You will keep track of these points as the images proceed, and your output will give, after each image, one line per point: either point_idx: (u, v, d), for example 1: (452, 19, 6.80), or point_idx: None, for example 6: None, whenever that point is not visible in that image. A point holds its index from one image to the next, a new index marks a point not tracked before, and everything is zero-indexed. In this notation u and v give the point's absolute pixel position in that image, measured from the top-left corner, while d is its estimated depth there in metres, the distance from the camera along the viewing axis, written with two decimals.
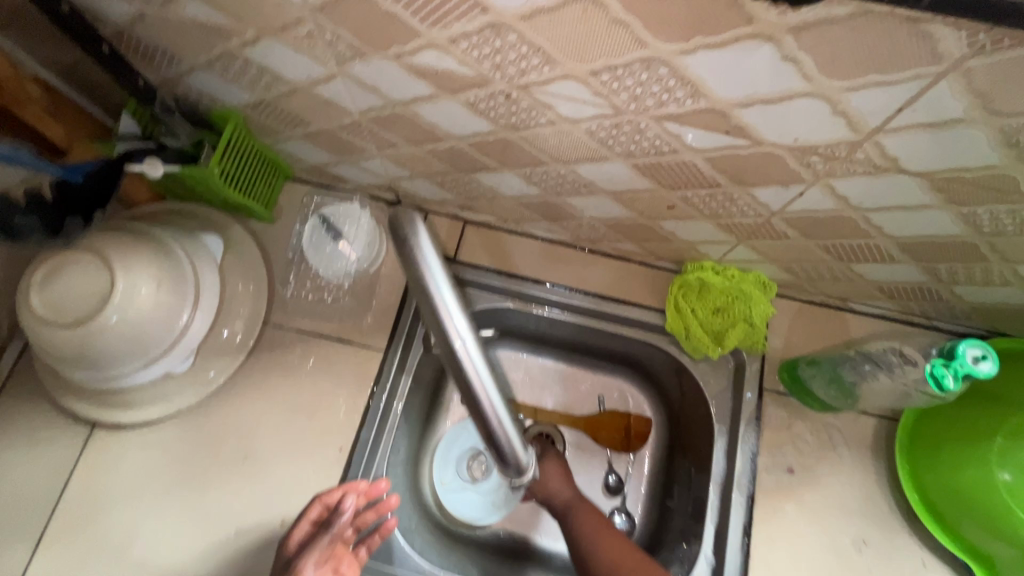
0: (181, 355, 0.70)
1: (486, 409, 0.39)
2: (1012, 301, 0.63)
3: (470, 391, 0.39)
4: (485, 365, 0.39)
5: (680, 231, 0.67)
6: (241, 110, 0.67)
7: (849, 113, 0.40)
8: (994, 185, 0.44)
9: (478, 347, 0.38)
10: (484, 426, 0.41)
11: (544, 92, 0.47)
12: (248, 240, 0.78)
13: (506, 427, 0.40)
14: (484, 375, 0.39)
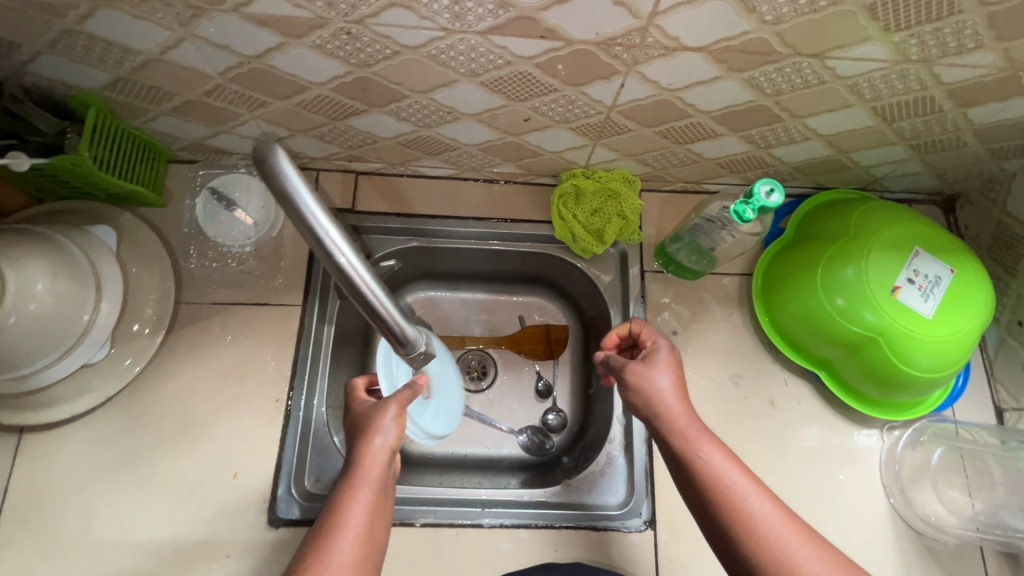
0: (96, 344, 0.72)
1: (373, 302, 0.47)
2: (817, 154, 0.76)
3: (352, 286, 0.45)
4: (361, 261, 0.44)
5: (544, 142, 0.75)
6: (100, 93, 0.68)
7: (625, 2, 0.49)
8: (754, 49, 0.55)
9: (356, 255, 0.44)
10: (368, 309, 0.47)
11: (379, 23, 0.53)
12: (141, 225, 0.79)
13: (386, 305, 0.47)
14: (368, 277, 0.45)
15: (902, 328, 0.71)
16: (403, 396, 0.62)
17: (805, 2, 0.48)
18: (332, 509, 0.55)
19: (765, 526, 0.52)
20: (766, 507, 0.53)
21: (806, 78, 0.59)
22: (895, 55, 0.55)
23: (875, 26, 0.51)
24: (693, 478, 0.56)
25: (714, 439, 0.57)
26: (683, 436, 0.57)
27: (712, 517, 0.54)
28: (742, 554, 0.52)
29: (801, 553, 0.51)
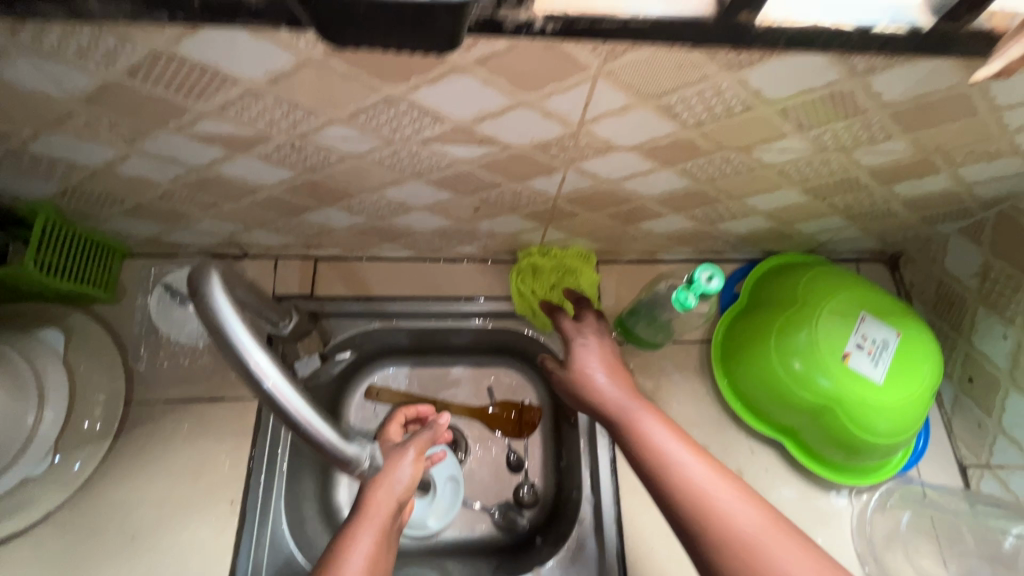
0: (37, 454, 0.69)
1: (304, 423, 0.46)
2: (759, 226, 0.80)
3: (289, 417, 0.45)
4: (295, 389, 0.45)
5: (497, 226, 0.77)
6: (51, 201, 0.68)
7: (554, 114, 0.51)
8: (683, 146, 0.58)
9: (282, 376, 0.44)
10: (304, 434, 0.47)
11: (321, 137, 0.55)
12: (91, 325, 0.78)
13: (325, 431, 0.47)
14: (297, 398, 0.45)
15: (852, 393, 0.72)
16: (423, 439, 0.66)
17: (722, 108, 0.52)
18: (338, 542, 0.53)
19: (688, 477, 0.52)
20: (687, 457, 0.54)
21: (737, 166, 0.62)
22: (814, 146, 0.58)
23: (791, 124, 0.54)
24: (629, 449, 0.58)
25: (651, 410, 0.60)
26: (619, 413, 0.61)
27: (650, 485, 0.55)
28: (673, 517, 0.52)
29: (722, 499, 0.50)
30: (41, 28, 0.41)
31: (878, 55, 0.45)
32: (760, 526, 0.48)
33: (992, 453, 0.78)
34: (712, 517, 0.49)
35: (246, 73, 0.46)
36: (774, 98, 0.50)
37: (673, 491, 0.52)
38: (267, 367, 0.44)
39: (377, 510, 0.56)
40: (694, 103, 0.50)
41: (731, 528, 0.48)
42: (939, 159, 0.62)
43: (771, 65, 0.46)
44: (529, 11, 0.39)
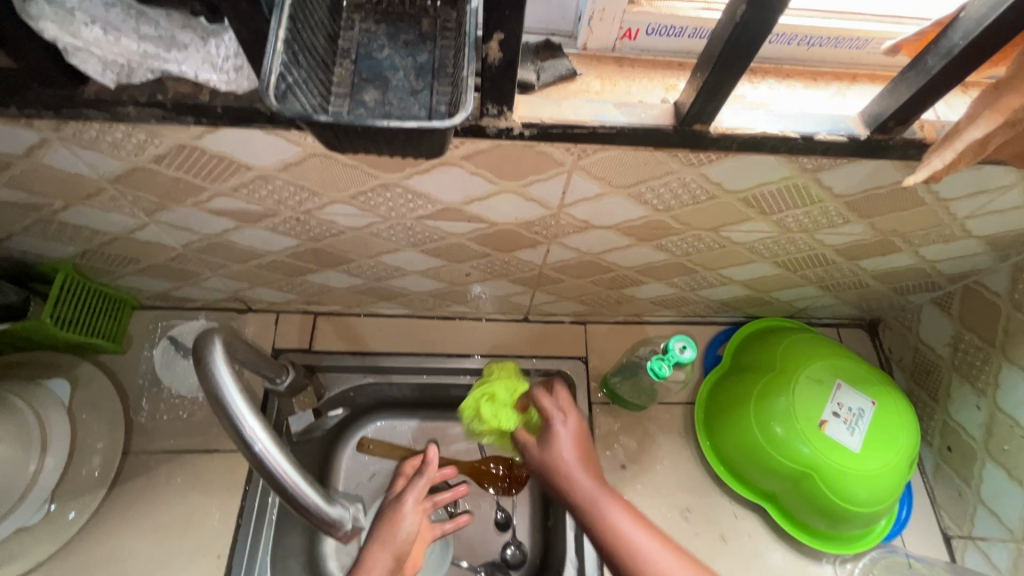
0: (34, 506, 0.72)
1: (293, 488, 0.48)
2: (739, 294, 0.84)
3: (278, 482, 0.48)
4: (284, 454, 0.48)
5: (487, 290, 0.81)
6: (70, 261, 0.73)
7: (536, 198, 0.57)
8: (657, 226, 0.62)
9: (272, 440, 0.48)
10: (291, 499, 0.49)
11: (325, 213, 0.60)
12: (97, 375, 0.81)
13: (311, 495, 0.50)
14: (286, 463, 0.48)
15: (831, 461, 0.74)
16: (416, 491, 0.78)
17: (689, 196, 0.57)
18: None
19: (640, 550, 0.59)
20: (639, 533, 0.60)
21: (708, 244, 0.67)
22: (778, 228, 0.63)
23: (754, 210, 0.59)
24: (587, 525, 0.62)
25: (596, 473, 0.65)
26: (578, 486, 0.64)
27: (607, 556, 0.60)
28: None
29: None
30: (81, 125, 0.47)
31: (823, 157, 0.50)
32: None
33: (973, 524, 0.79)
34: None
35: (258, 161, 0.51)
36: (735, 189, 0.55)
37: (619, 554, 0.59)
38: (258, 432, 0.47)
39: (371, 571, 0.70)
40: (662, 192, 0.56)
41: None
42: (898, 240, 0.67)
43: (728, 163, 0.51)
44: (509, 119, 0.45)
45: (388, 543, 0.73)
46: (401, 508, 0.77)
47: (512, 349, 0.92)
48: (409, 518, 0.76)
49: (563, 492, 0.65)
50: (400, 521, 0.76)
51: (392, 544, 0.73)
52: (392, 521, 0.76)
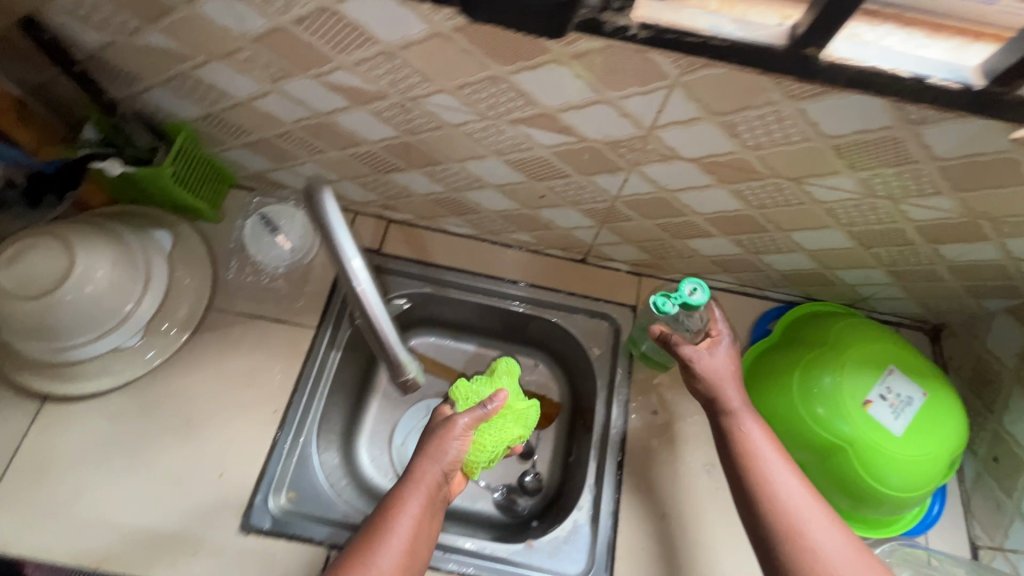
0: (131, 332, 0.80)
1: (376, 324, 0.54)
2: (803, 267, 0.84)
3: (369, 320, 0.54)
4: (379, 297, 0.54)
5: (557, 218, 0.84)
6: (190, 123, 0.80)
7: (630, 114, 0.59)
8: (739, 166, 0.64)
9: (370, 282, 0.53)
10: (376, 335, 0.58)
11: (429, 102, 0.64)
12: (193, 235, 0.89)
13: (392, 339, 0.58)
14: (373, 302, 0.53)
15: (868, 438, 0.74)
16: (477, 413, 0.75)
17: (781, 135, 0.57)
18: (385, 510, 0.67)
19: (757, 454, 0.65)
20: (762, 437, 0.66)
21: (787, 197, 0.67)
22: (863, 189, 0.63)
23: (843, 163, 0.60)
24: (721, 428, 0.69)
25: (759, 423, 0.68)
26: (723, 396, 0.70)
27: (732, 465, 0.66)
28: (766, 477, 0.63)
29: (792, 477, 0.63)
30: None
31: (930, 107, 0.50)
32: (804, 496, 0.61)
33: (1005, 536, 0.77)
34: (778, 484, 0.62)
35: (385, 35, 0.56)
36: (831, 133, 0.56)
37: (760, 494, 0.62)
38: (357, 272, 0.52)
39: (424, 478, 0.70)
40: (756, 126, 0.57)
41: (798, 496, 0.61)
42: (987, 226, 0.65)
43: (830, 100, 0.52)
44: (628, 18, 0.47)
45: (439, 458, 0.71)
46: (454, 425, 0.74)
47: (566, 286, 0.96)
48: (458, 439, 0.73)
49: (711, 404, 0.71)
50: (449, 440, 0.72)
51: (444, 461, 0.71)
52: (442, 437, 0.73)
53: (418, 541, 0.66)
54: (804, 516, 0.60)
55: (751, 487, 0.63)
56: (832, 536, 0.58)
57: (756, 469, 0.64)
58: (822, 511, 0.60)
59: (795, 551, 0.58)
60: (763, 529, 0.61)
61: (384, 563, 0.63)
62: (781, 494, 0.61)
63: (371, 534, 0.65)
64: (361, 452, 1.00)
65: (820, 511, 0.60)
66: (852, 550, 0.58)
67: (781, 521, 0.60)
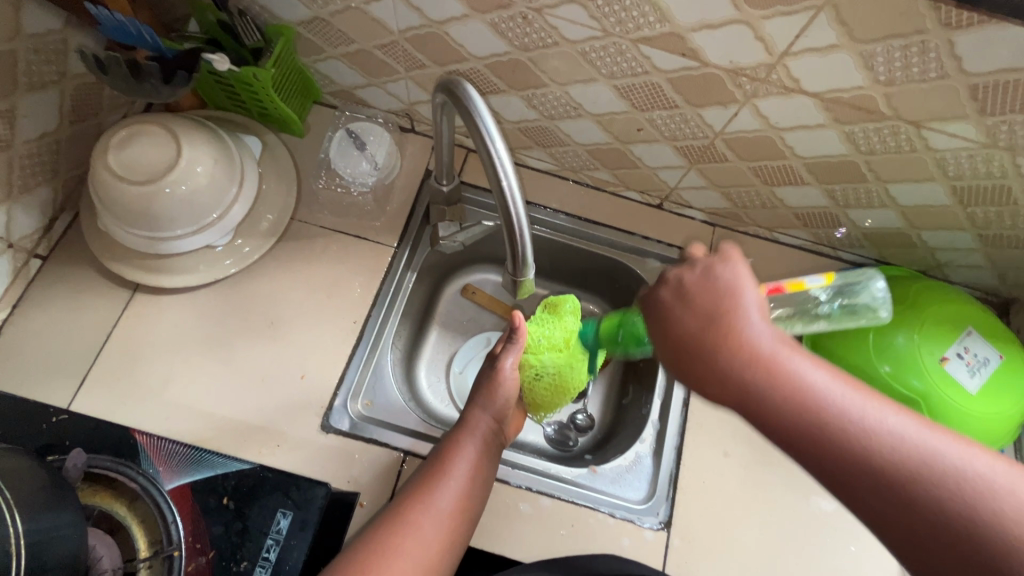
0: (222, 231, 0.81)
1: (516, 228, 0.53)
2: (889, 225, 0.84)
3: (507, 213, 0.52)
4: (519, 189, 0.51)
5: (646, 155, 0.84)
6: (293, 28, 0.80)
7: (764, 38, 0.58)
8: (860, 105, 0.63)
9: (514, 173, 0.50)
10: (508, 236, 0.54)
11: (553, 15, 0.64)
12: (281, 146, 0.90)
13: (524, 240, 0.54)
14: (518, 204, 0.52)
15: (941, 393, 0.75)
16: (516, 350, 0.77)
17: (918, 70, 0.57)
18: (443, 456, 0.71)
19: (827, 396, 0.45)
20: (832, 377, 0.46)
21: (900, 143, 0.67)
22: (985, 137, 0.63)
23: (973, 106, 0.59)
24: (762, 380, 0.46)
25: (804, 354, 0.48)
26: (762, 354, 0.47)
27: (802, 427, 0.45)
28: (865, 436, 0.43)
29: (895, 413, 0.44)
30: None
31: None
32: (906, 422, 0.44)
33: None
34: (883, 435, 0.43)
35: None
36: (973, 71, 0.55)
37: (856, 446, 0.43)
38: (505, 167, 0.50)
39: (476, 425, 0.74)
40: (896, 58, 0.56)
41: (915, 435, 0.43)
42: None
43: (986, 32, 0.51)
44: None
45: (489, 407, 0.76)
46: (501, 368, 0.76)
47: (639, 230, 0.96)
48: (508, 378, 0.76)
49: (736, 349, 0.48)
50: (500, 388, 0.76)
51: (494, 406, 0.76)
52: (493, 385, 0.76)
53: (473, 484, 0.70)
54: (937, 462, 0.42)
55: (843, 467, 0.43)
56: (987, 468, 0.41)
57: (845, 434, 0.44)
58: (949, 436, 0.43)
59: (947, 519, 0.40)
60: (887, 512, 0.42)
61: (440, 505, 0.66)
62: (893, 452, 0.43)
63: (426, 482, 0.68)
64: (420, 376, 1.03)
65: (951, 440, 0.43)
66: (1003, 462, 0.42)
67: (911, 488, 0.41)
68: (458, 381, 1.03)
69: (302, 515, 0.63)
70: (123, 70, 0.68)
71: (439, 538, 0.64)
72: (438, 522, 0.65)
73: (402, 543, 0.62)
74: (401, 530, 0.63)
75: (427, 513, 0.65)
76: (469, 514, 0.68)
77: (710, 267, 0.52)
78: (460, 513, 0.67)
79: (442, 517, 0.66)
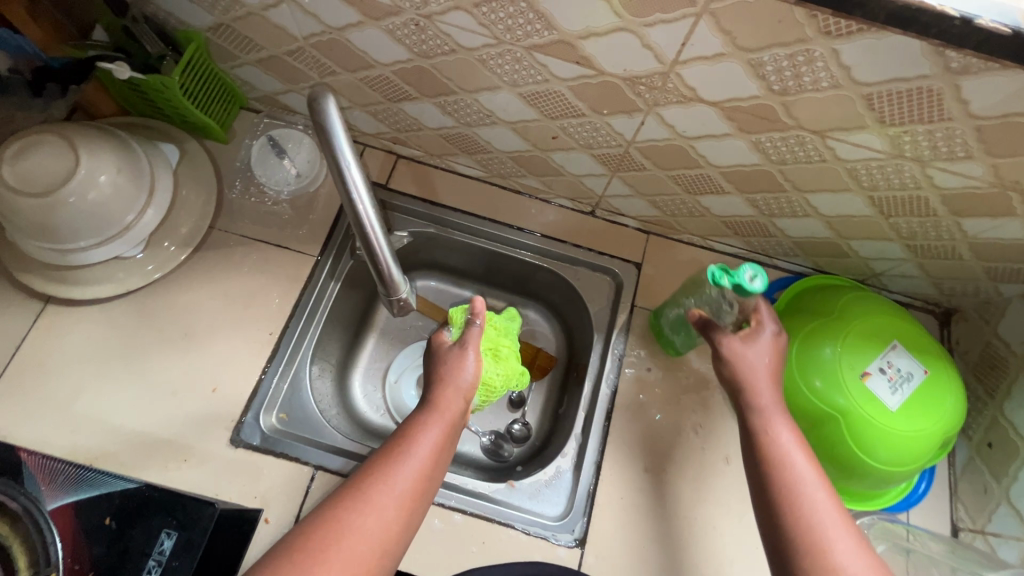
0: (133, 242, 0.80)
1: (375, 247, 0.57)
2: (817, 235, 0.81)
3: (363, 232, 0.56)
4: (375, 211, 0.55)
5: (567, 163, 0.82)
6: (202, 33, 0.78)
7: (652, 45, 0.56)
8: (760, 114, 0.61)
9: (369, 196, 0.54)
10: (371, 252, 0.58)
11: (443, 21, 0.62)
12: (201, 153, 0.88)
13: (386, 256, 0.59)
14: (373, 219, 0.55)
15: (861, 410, 0.73)
16: (474, 332, 0.70)
17: (809, 79, 0.54)
18: (405, 436, 0.62)
19: (785, 453, 0.61)
20: (793, 442, 0.62)
21: (809, 153, 0.64)
22: (890, 148, 0.60)
23: (872, 115, 0.57)
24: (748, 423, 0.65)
25: (789, 423, 0.64)
26: (755, 393, 0.65)
27: (759, 465, 0.62)
28: (791, 491, 0.59)
29: (822, 492, 0.59)
30: None
31: (973, 54, 0.47)
32: (824, 499, 0.58)
33: (989, 519, 0.77)
34: (803, 497, 0.58)
35: None
36: (862, 80, 0.53)
37: (783, 495, 0.59)
38: (358, 185, 0.53)
39: (447, 406, 0.65)
40: (784, 66, 0.54)
41: (824, 503, 0.58)
42: (1016, 198, 0.62)
43: (867, 39, 0.48)
44: None
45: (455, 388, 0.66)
46: (463, 352, 0.69)
47: (571, 237, 0.94)
48: (472, 363, 0.68)
49: (741, 394, 0.66)
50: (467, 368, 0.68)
51: (466, 385, 0.67)
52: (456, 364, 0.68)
53: (436, 464, 0.62)
54: (821, 514, 0.57)
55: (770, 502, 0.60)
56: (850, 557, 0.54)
57: (785, 480, 0.60)
58: (846, 529, 0.56)
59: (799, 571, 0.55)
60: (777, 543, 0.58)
61: (402, 482, 0.59)
62: (801, 512, 0.57)
63: (386, 458, 0.60)
64: (355, 386, 1.00)
65: (846, 531, 0.56)
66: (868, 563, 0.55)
67: (797, 542, 0.56)
68: (394, 393, 1.00)
69: (185, 536, 0.62)
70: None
71: (396, 521, 0.57)
72: (394, 502, 0.57)
73: (358, 521, 0.55)
74: (356, 509, 0.56)
75: (388, 490, 0.58)
76: (423, 502, 0.60)
77: (781, 340, 0.68)
78: (420, 497, 0.60)
79: (402, 498, 0.58)
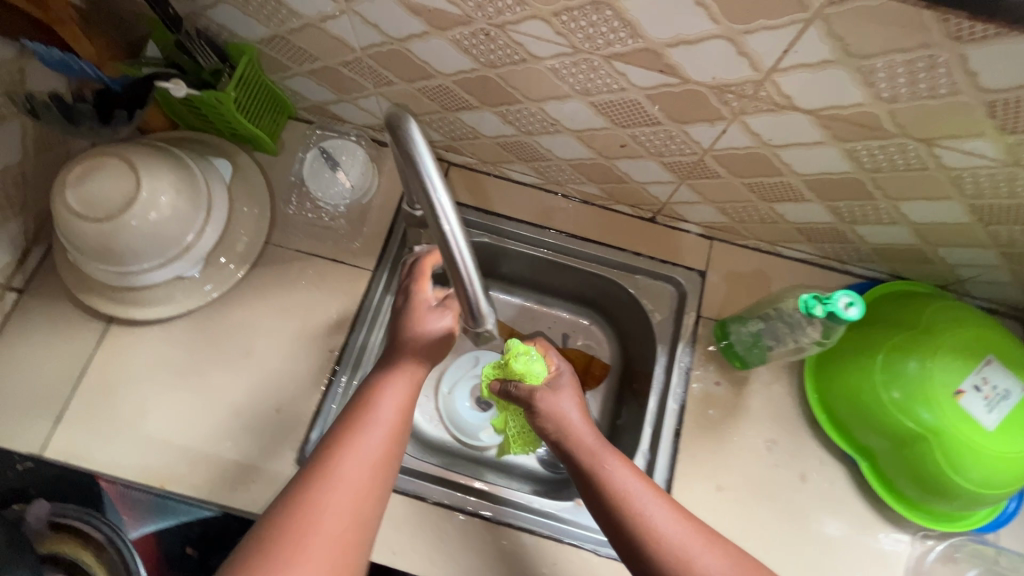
0: (192, 262, 0.79)
1: (466, 279, 0.53)
2: (901, 241, 0.76)
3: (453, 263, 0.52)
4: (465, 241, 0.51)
5: (633, 171, 0.78)
6: (255, 46, 0.76)
7: (749, 53, 0.52)
8: (860, 121, 0.56)
9: (459, 225, 0.50)
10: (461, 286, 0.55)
11: (517, 31, 0.58)
12: (253, 167, 0.87)
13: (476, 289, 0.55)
14: (463, 249, 0.51)
15: (955, 431, 0.69)
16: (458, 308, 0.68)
17: (926, 86, 0.50)
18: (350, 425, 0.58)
19: (622, 489, 0.60)
20: (628, 476, 0.61)
21: (910, 160, 0.60)
22: (1006, 156, 0.55)
23: (992, 123, 0.52)
24: (579, 466, 0.63)
25: (620, 458, 0.63)
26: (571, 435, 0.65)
27: (593, 502, 0.61)
28: (646, 527, 0.57)
29: (684, 525, 0.57)
30: None
31: None
32: (683, 532, 0.57)
33: None
34: (663, 533, 0.56)
35: None
36: (989, 87, 0.48)
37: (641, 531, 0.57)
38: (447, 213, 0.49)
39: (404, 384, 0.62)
40: (899, 73, 0.49)
41: (682, 534, 0.57)
42: None
43: (1004, 45, 0.44)
44: None
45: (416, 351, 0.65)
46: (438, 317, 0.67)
47: (630, 245, 0.90)
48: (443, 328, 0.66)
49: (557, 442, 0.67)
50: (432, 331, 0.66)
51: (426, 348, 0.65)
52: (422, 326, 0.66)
53: (391, 458, 0.57)
54: (680, 543, 0.56)
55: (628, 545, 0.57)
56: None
57: (638, 519, 0.58)
58: (714, 557, 0.56)
59: None
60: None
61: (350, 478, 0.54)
62: (661, 550, 0.56)
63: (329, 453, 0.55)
64: None
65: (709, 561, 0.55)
66: None
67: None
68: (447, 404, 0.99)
69: None
70: (54, 113, 0.69)
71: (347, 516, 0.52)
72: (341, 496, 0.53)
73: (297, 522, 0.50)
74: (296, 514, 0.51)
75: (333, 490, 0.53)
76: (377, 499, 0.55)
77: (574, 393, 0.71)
78: (373, 495, 0.55)
79: (353, 494, 0.53)
